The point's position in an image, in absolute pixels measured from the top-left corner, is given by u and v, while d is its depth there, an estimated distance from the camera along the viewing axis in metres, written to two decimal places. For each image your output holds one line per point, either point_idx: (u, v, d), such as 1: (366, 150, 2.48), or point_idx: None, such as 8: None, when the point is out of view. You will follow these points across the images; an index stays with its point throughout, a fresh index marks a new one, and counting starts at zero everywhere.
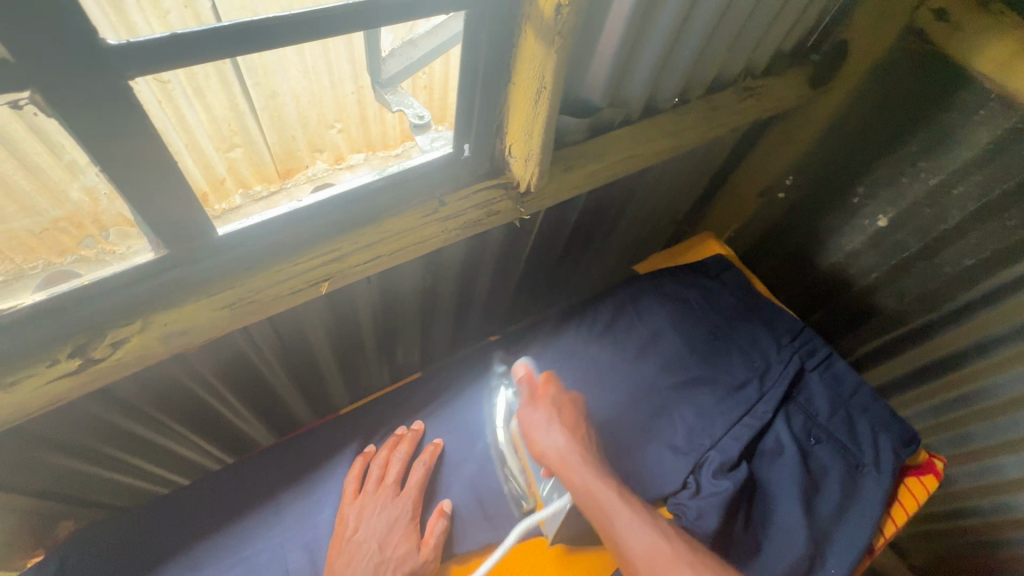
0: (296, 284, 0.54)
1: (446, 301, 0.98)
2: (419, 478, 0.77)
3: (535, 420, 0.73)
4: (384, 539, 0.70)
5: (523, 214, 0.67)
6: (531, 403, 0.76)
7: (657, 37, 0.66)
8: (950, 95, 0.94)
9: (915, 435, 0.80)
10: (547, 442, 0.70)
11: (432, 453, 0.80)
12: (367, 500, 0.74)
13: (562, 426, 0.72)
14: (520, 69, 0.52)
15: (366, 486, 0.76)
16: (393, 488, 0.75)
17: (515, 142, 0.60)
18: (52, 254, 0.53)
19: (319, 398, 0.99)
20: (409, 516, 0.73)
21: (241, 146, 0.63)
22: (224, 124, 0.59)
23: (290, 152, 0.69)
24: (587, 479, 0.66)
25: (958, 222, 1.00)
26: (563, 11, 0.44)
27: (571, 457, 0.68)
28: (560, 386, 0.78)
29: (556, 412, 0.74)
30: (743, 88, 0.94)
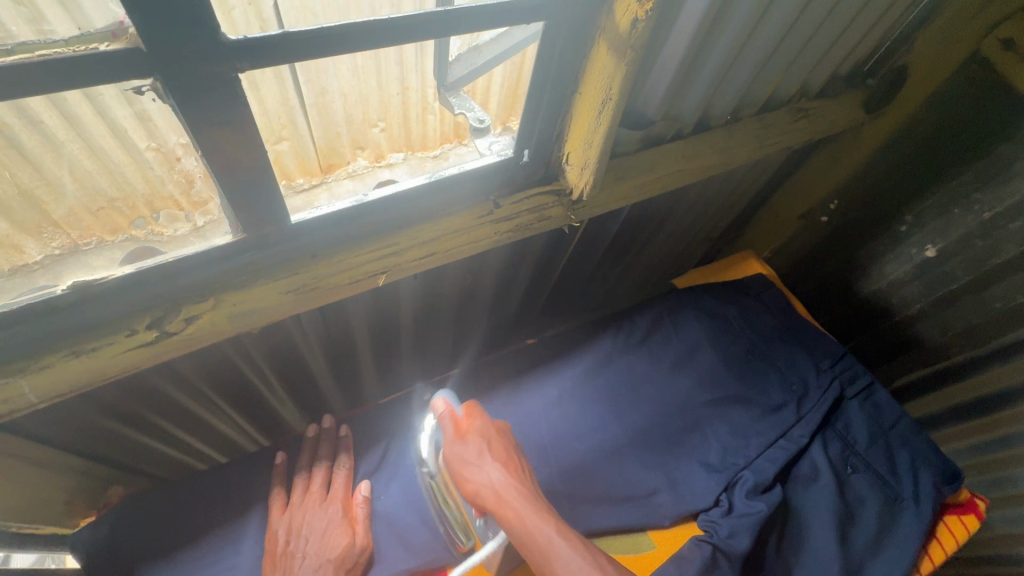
0: (355, 274, 0.56)
1: (481, 303, 1.00)
2: (340, 479, 0.81)
3: (460, 456, 0.71)
4: (314, 539, 0.73)
5: (573, 221, 0.68)
6: (455, 440, 0.73)
7: (719, 53, 0.67)
8: (1011, 127, 0.92)
9: (957, 472, 0.78)
10: (480, 479, 0.68)
11: (348, 453, 0.85)
12: (296, 508, 0.77)
13: (494, 459, 0.70)
14: (588, 80, 0.54)
15: (293, 497, 0.79)
16: (319, 492, 0.79)
17: (574, 151, 0.61)
18: (105, 232, 0.57)
19: (353, 390, 1.02)
20: (341, 516, 0.77)
21: (288, 139, 0.70)
22: (275, 117, 0.66)
23: (333, 148, 0.75)
24: (525, 519, 0.63)
25: (1011, 257, 0.98)
26: (638, 26, 0.45)
27: (506, 493, 0.66)
28: (486, 416, 0.76)
29: (482, 442, 0.72)
30: (796, 109, 0.93)
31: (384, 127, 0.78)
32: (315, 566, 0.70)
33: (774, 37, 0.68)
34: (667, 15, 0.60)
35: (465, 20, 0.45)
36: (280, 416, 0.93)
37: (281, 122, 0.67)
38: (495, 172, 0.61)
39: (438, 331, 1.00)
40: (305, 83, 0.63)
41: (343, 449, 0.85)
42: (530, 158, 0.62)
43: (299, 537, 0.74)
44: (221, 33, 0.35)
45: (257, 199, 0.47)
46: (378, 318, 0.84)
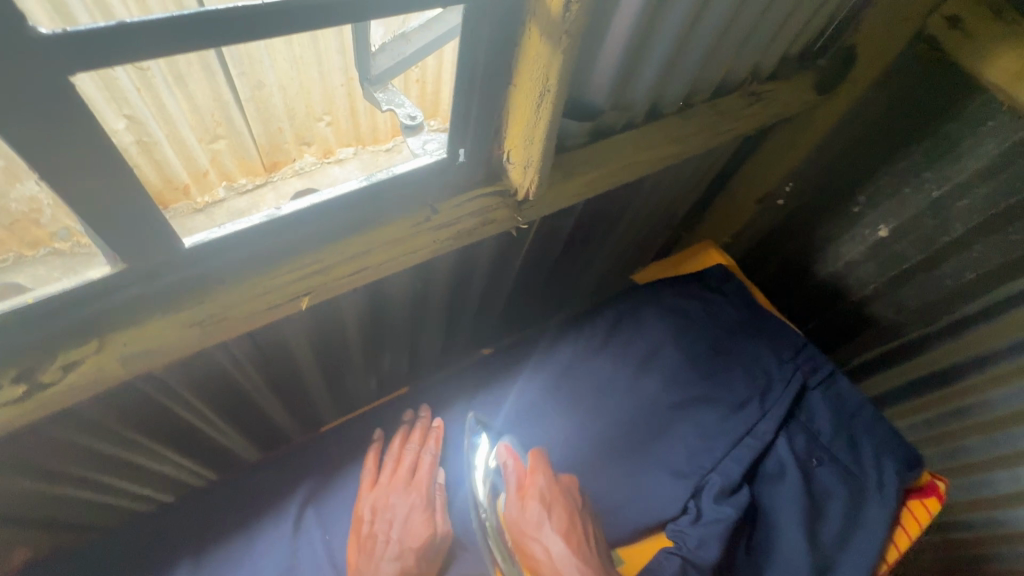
0: (273, 299, 0.49)
1: (435, 310, 0.94)
2: (429, 467, 0.79)
3: (522, 516, 0.71)
4: (402, 529, 0.73)
5: (520, 223, 0.64)
6: (517, 500, 0.73)
7: (666, 35, 0.63)
8: (957, 103, 0.92)
9: (919, 458, 0.78)
10: (543, 554, 0.68)
11: (437, 441, 0.82)
12: (383, 492, 0.77)
13: (556, 527, 0.69)
14: (522, 71, 0.48)
15: (381, 477, 0.79)
16: (405, 478, 0.78)
17: (515, 148, 0.56)
18: (22, 246, 0.52)
19: (304, 412, 0.95)
20: (426, 505, 0.76)
21: (224, 138, 0.80)
22: (205, 116, 0.76)
23: (276, 146, 0.86)
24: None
25: (960, 235, 1.00)
26: (572, 9, 0.40)
27: (566, 566, 0.66)
28: (549, 473, 0.74)
29: (544, 507, 0.70)
30: (748, 93, 0.89)
31: (331, 122, 0.86)
32: (398, 558, 0.70)
33: (724, 16, 0.65)
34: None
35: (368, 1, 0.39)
36: (225, 447, 0.85)
37: (214, 120, 0.75)
38: (432, 175, 0.55)
39: (391, 344, 0.94)
40: (239, 75, 0.72)
41: (432, 437, 0.82)
42: (468, 159, 0.56)
43: (328, 536, 0.76)
44: (27, 26, 0.29)
45: (132, 221, 0.40)
46: (322, 337, 0.77)
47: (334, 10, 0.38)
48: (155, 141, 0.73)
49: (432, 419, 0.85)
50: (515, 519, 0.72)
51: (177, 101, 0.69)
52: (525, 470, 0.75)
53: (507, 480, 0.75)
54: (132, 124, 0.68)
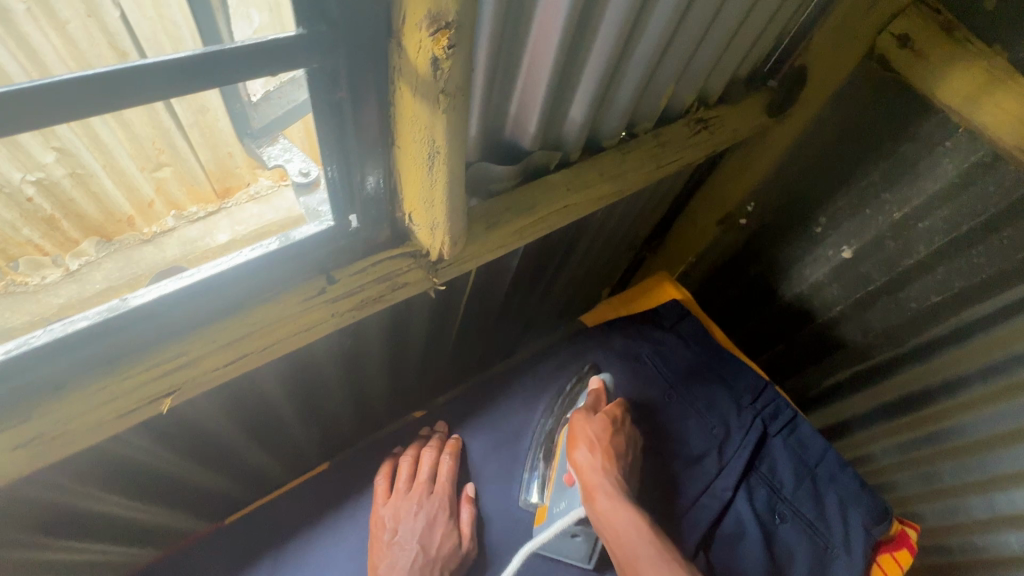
0: (124, 405, 0.42)
1: (375, 360, 0.87)
2: (449, 475, 0.77)
3: (575, 428, 0.73)
4: (427, 537, 0.71)
5: (438, 283, 0.57)
6: (592, 412, 0.74)
7: (591, 70, 0.57)
8: (911, 123, 0.88)
9: (887, 509, 0.72)
10: (579, 456, 0.70)
11: (454, 449, 0.80)
12: (401, 500, 0.75)
13: (602, 442, 0.70)
14: (402, 131, 0.41)
15: (398, 484, 0.77)
16: (426, 488, 0.76)
17: (415, 211, 0.49)
18: None
19: (242, 480, 0.87)
20: (449, 514, 0.74)
21: (168, 165, 0.85)
22: (145, 144, 0.80)
23: (224, 171, 0.91)
24: (597, 501, 0.65)
25: (923, 257, 0.96)
26: (442, 67, 0.34)
27: (594, 476, 0.67)
28: (627, 409, 0.75)
29: (613, 423, 0.72)
30: (696, 120, 0.84)
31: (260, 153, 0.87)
32: (420, 565, 0.69)
33: (655, 43, 0.60)
34: (515, 29, 0.49)
35: (186, 70, 0.32)
36: (151, 530, 0.77)
37: (156, 147, 0.82)
38: (319, 245, 0.49)
39: (329, 399, 0.87)
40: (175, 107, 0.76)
41: (451, 446, 0.80)
42: (363, 224, 0.50)
43: None
44: None
45: None
46: (244, 407, 0.70)
47: (141, 82, 0.31)
48: (91, 173, 0.77)
49: (448, 433, 0.83)
50: (571, 430, 0.73)
51: (113, 131, 0.75)
52: (611, 400, 0.76)
53: (585, 400, 0.77)
54: (61, 157, 0.72)
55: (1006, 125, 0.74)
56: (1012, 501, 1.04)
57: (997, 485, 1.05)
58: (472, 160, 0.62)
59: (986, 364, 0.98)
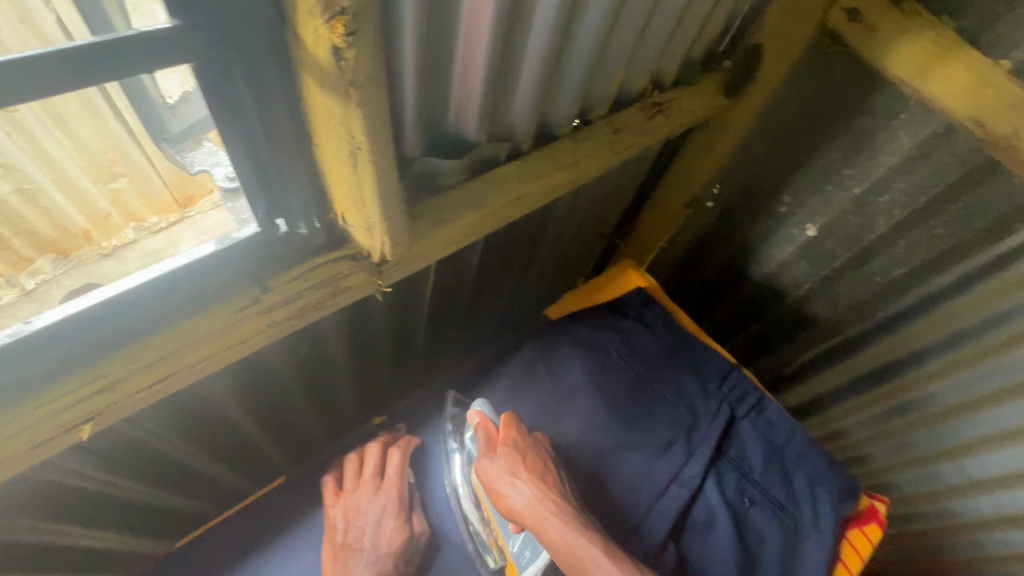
0: (37, 436, 0.41)
1: (340, 366, 0.86)
2: (397, 473, 0.83)
3: (487, 467, 0.69)
4: (376, 530, 0.77)
5: (384, 284, 0.56)
6: (488, 455, 0.70)
7: (531, 56, 0.56)
8: (867, 97, 0.88)
9: (854, 484, 0.73)
10: (513, 497, 0.66)
11: (398, 449, 0.85)
12: (350, 497, 0.82)
13: (527, 474, 0.66)
14: (318, 127, 0.39)
15: (346, 485, 0.83)
16: (374, 484, 0.82)
17: (347, 212, 0.47)
18: None
19: (211, 496, 0.85)
20: (396, 508, 0.80)
21: (125, 175, 0.71)
22: (97, 154, 0.66)
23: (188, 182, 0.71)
24: (553, 534, 0.62)
25: (885, 231, 0.97)
26: (346, 57, 0.31)
27: (539, 511, 0.64)
28: (520, 429, 0.72)
29: (516, 447, 0.70)
30: (651, 104, 0.82)
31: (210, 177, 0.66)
32: (373, 560, 0.75)
33: (597, 27, 0.58)
34: (446, 18, 0.47)
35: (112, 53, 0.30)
36: (110, 554, 0.75)
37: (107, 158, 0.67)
38: (240, 254, 0.46)
39: (294, 408, 0.86)
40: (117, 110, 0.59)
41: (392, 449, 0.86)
42: (295, 228, 0.48)
43: None
44: None
45: None
46: (197, 422, 0.68)
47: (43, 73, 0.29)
48: (40, 187, 0.65)
49: (394, 435, 0.89)
50: (483, 479, 0.69)
51: (59, 143, 0.62)
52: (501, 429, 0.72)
53: (478, 439, 0.73)
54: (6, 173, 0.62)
55: (964, 95, 0.73)
56: (981, 466, 1.06)
57: (966, 451, 1.07)
58: (413, 156, 0.59)
59: (951, 333, 0.99)
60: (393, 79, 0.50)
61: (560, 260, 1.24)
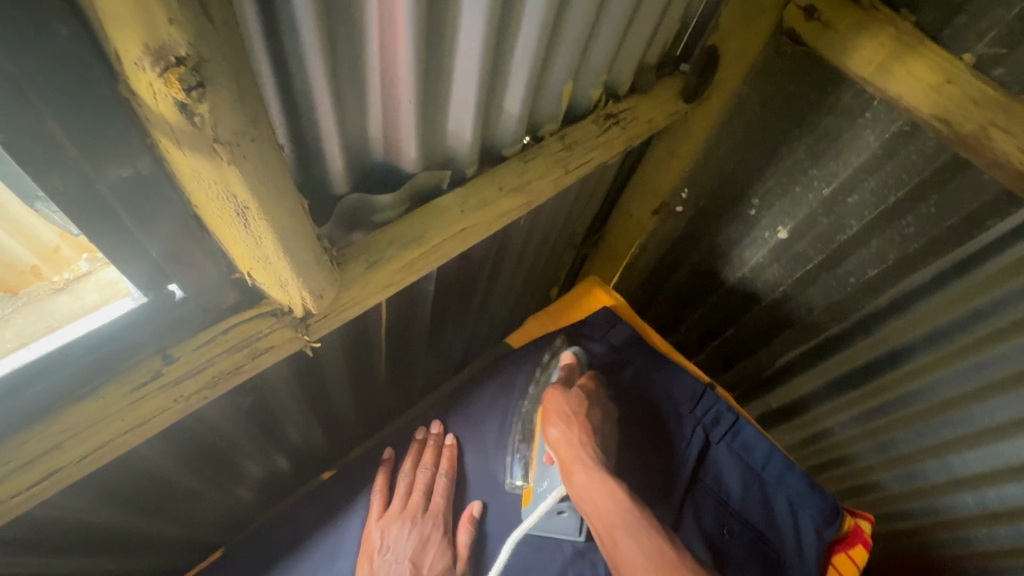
0: None
1: (293, 407, 0.81)
2: (443, 490, 0.71)
3: (549, 401, 0.72)
4: (417, 557, 0.65)
5: (310, 339, 0.53)
6: (563, 387, 0.74)
7: (460, 78, 0.51)
8: (827, 96, 0.85)
9: (838, 507, 0.69)
10: (557, 433, 0.69)
11: (450, 462, 0.73)
12: (394, 518, 0.68)
13: (579, 419, 0.69)
14: (191, 189, 0.34)
15: (393, 503, 0.70)
16: (420, 504, 0.70)
17: (254, 270, 0.42)
18: None
19: (165, 557, 0.80)
20: (443, 533, 0.68)
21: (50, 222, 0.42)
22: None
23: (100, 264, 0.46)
24: (577, 474, 0.64)
25: (856, 232, 0.94)
26: (200, 112, 0.28)
27: (573, 449, 0.66)
28: (598, 381, 0.76)
29: (572, 394, 0.73)
30: (605, 115, 0.77)
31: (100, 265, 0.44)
32: None
33: (532, 41, 0.54)
34: (353, 46, 0.42)
35: None
36: None
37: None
38: (122, 331, 0.44)
39: (247, 456, 0.80)
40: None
41: (446, 457, 0.74)
42: (189, 292, 0.46)
43: None
44: None
45: None
46: (130, 489, 0.63)
47: None
48: None
49: (443, 437, 0.76)
50: (546, 400, 0.74)
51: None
52: (582, 374, 0.77)
53: (558, 372, 0.78)
54: None
55: (926, 94, 0.70)
56: (966, 463, 1.04)
57: (951, 449, 1.05)
58: (341, 193, 0.55)
59: (927, 333, 0.96)
60: (302, 115, 0.45)
61: (529, 275, 1.20)
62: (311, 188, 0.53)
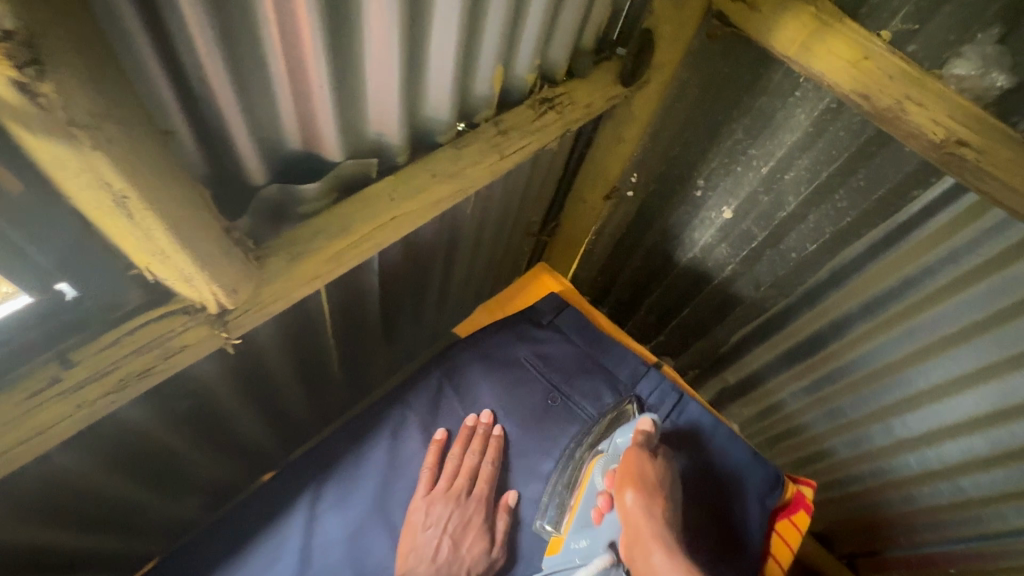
0: None
1: (239, 410, 0.79)
2: (488, 478, 0.72)
3: (629, 463, 0.69)
4: (456, 540, 0.67)
5: (229, 337, 0.51)
6: (651, 458, 0.70)
7: (371, 61, 0.50)
8: (759, 77, 0.86)
9: (779, 476, 0.75)
10: (634, 506, 0.65)
11: (497, 449, 0.74)
12: (427, 505, 0.69)
13: (656, 499, 0.66)
14: (62, 180, 0.34)
15: (437, 485, 0.71)
16: (461, 490, 0.70)
17: (152, 266, 0.42)
18: None
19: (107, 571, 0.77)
20: (483, 520, 0.70)
21: None
22: None
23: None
24: (650, 555, 0.61)
25: (795, 208, 0.97)
26: (44, 93, 0.28)
27: (648, 527, 0.63)
28: (671, 458, 0.72)
29: (658, 459, 0.70)
30: (540, 100, 0.76)
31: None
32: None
33: (450, 23, 0.53)
34: (248, 27, 0.41)
35: None
36: None
37: None
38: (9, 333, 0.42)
39: (193, 464, 0.78)
40: None
41: (494, 445, 0.74)
42: (82, 292, 0.45)
43: None
44: None
45: None
46: (58, 505, 0.61)
47: None
48: None
49: (492, 425, 0.76)
50: (622, 466, 0.69)
51: None
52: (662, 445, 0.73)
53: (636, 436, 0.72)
54: None
55: (845, 70, 0.72)
56: (906, 425, 1.09)
57: (893, 413, 1.10)
58: (261, 184, 0.54)
59: (865, 303, 1.00)
60: (202, 103, 0.43)
61: (484, 265, 1.19)
62: (224, 181, 0.51)
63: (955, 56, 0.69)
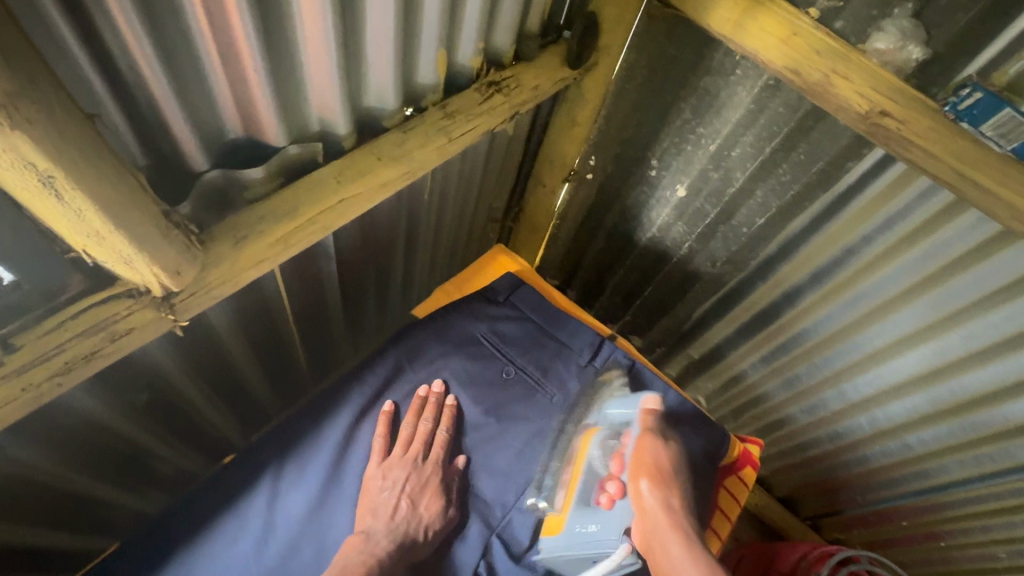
0: None
1: (199, 397, 0.79)
2: (442, 442, 0.76)
3: (642, 451, 0.70)
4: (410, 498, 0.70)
5: (177, 318, 0.53)
6: (664, 442, 0.71)
7: (306, 46, 0.51)
8: (701, 57, 0.89)
9: (723, 434, 0.81)
10: (649, 498, 0.66)
11: (450, 419, 0.77)
12: (382, 471, 0.73)
13: (666, 486, 0.67)
14: None
15: (392, 452, 0.74)
16: (413, 455, 0.74)
17: (88, 247, 0.44)
18: None
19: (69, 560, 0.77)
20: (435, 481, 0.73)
21: None
22: None
23: None
24: (670, 549, 0.62)
25: (742, 183, 1.01)
26: None
27: (662, 515, 0.65)
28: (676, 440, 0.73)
29: (670, 445, 0.72)
30: (488, 84, 0.78)
31: None
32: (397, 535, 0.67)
33: (384, 6, 0.54)
34: (174, 12, 0.42)
35: None
36: None
37: None
38: None
39: (156, 454, 0.79)
40: None
41: (446, 414, 0.78)
42: (19, 275, 0.45)
43: None
44: None
45: None
46: (13, 495, 0.61)
47: None
48: None
49: (444, 395, 0.79)
50: (636, 451, 0.70)
51: None
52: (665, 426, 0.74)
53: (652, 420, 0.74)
54: None
55: (775, 47, 0.76)
56: (856, 388, 1.15)
57: (844, 377, 1.15)
58: (202, 169, 0.55)
59: (812, 273, 1.04)
60: (132, 88, 0.44)
61: (448, 251, 1.21)
62: (164, 168, 0.52)
63: (876, 30, 0.72)
